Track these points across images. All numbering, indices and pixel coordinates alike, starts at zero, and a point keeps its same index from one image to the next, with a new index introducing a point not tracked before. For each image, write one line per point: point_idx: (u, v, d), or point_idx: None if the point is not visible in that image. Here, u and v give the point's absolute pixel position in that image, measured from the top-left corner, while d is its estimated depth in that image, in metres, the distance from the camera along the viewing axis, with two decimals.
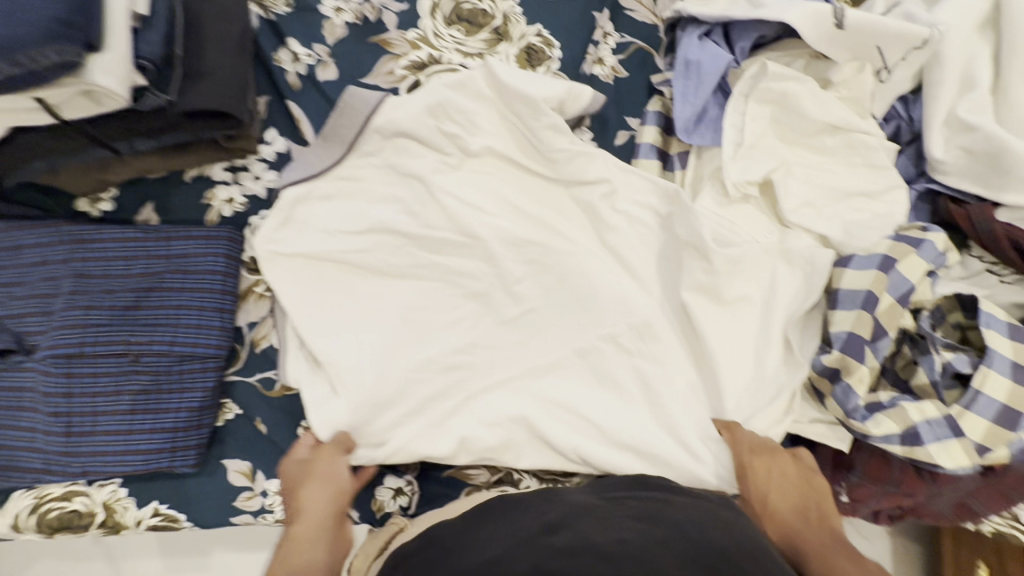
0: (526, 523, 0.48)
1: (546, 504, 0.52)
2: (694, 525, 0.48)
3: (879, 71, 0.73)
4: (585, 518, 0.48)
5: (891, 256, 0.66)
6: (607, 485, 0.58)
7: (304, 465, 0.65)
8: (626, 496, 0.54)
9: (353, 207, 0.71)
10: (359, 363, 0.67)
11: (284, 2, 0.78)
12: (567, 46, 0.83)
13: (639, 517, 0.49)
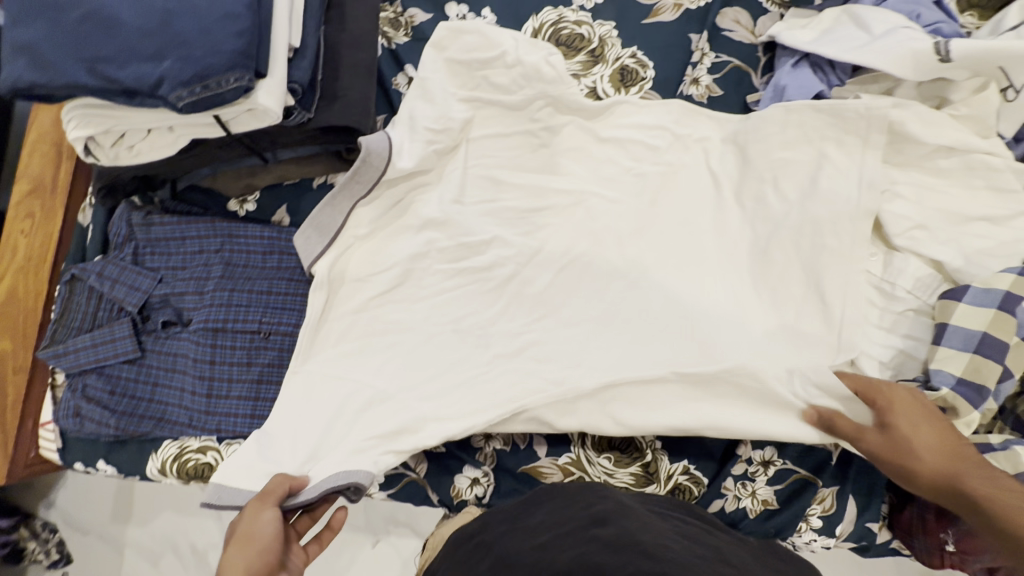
0: (577, 517, 0.57)
1: (601, 504, 0.60)
2: (732, 554, 0.52)
3: (1005, 90, 0.67)
4: (635, 523, 0.55)
5: (1015, 294, 0.59)
6: (658, 502, 0.64)
7: (264, 535, 0.60)
8: (678, 521, 0.59)
9: (392, 338, 0.77)
10: (408, 368, 0.75)
11: (403, 33, 0.88)
12: (661, 67, 0.86)
13: (687, 538, 0.54)
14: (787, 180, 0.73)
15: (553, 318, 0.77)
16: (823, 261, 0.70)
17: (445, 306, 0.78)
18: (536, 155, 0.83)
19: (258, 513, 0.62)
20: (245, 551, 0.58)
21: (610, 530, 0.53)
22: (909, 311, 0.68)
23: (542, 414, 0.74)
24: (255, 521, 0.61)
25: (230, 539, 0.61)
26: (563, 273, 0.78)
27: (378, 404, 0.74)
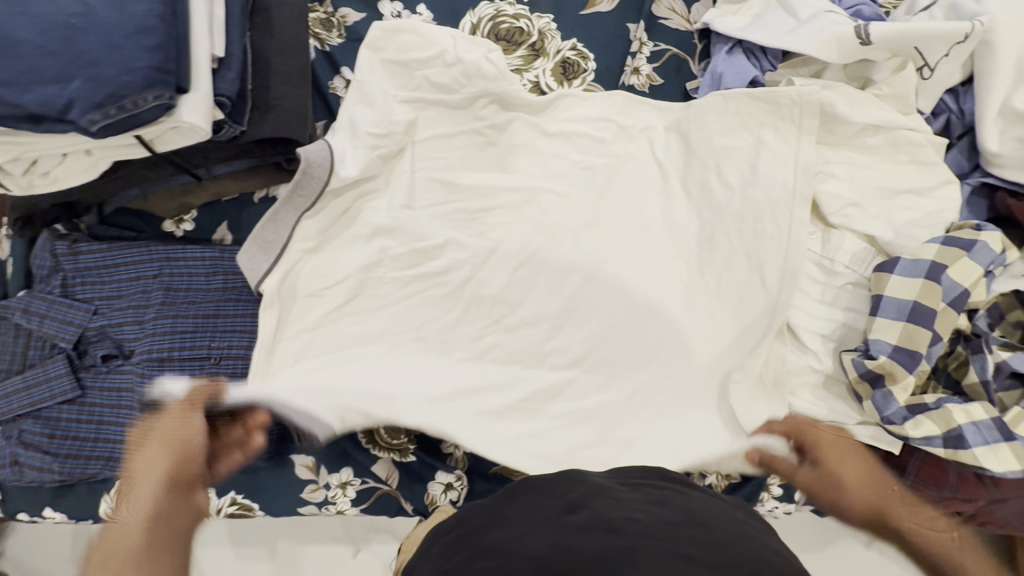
0: (550, 505, 0.57)
1: (575, 487, 0.60)
2: (709, 516, 0.53)
3: (920, 69, 0.71)
4: (609, 502, 0.55)
5: (939, 263, 0.62)
6: (633, 472, 0.64)
7: (182, 457, 0.63)
8: (652, 487, 0.59)
9: (350, 350, 0.75)
10: (370, 382, 0.74)
11: (337, 34, 0.85)
12: (601, 58, 0.86)
13: (657, 506, 0.54)
14: (729, 165, 0.76)
15: (514, 319, 0.77)
16: (766, 245, 0.73)
17: (404, 314, 0.77)
18: (483, 152, 0.82)
19: (186, 418, 0.66)
20: (170, 453, 0.63)
21: (583, 516, 0.53)
22: (847, 285, 0.72)
23: (510, 414, 0.75)
24: (186, 425, 0.65)
25: (160, 428, 0.65)
26: (520, 273, 0.78)
27: (345, 421, 0.72)
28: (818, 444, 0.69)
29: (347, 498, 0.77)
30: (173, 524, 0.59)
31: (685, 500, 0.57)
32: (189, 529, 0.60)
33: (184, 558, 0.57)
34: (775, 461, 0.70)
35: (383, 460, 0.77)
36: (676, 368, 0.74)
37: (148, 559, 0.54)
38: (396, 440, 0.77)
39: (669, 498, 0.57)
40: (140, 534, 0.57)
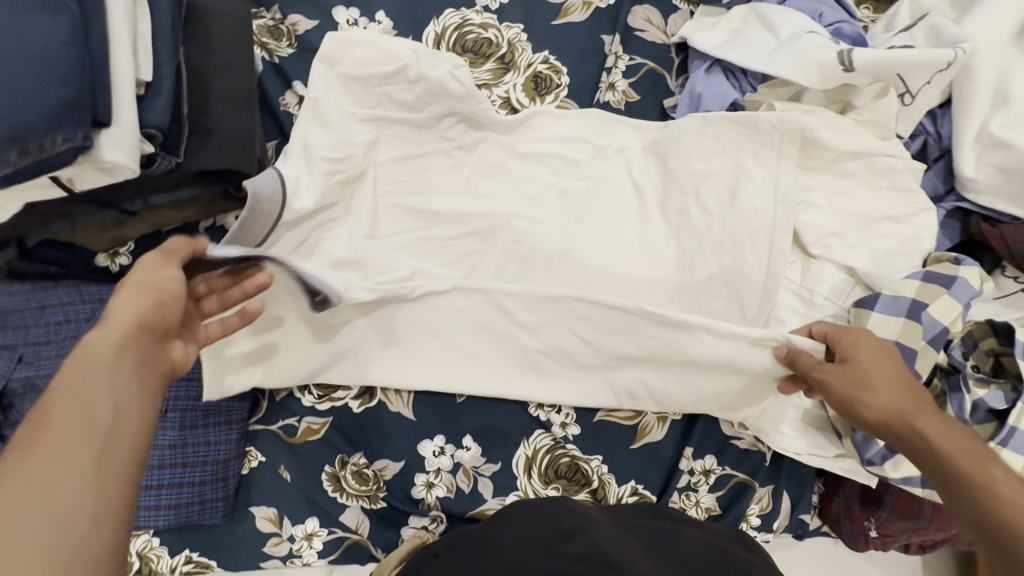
0: (541, 533, 0.55)
1: (568, 517, 0.58)
2: (706, 562, 0.51)
3: (901, 95, 0.69)
4: (603, 535, 0.53)
5: (920, 301, 0.61)
6: (629, 513, 0.62)
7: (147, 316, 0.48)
8: (649, 530, 0.57)
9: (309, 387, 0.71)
10: None
11: (287, 44, 0.77)
12: (576, 72, 0.81)
13: (653, 551, 0.52)
14: (708, 192, 0.73)
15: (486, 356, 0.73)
16: (745, 275, 0.70)
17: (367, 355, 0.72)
18: (450, 175, 0.77)
19: (158, 268, 0.51)
20: (142, 300, 0.48)
21: (575, 545, 0.52)
22: (827, 317, 0.70)
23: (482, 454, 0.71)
24: (155, 274, 0.50)
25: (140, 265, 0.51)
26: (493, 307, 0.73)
27: None
28: (856, 343, 0.60)
29: (313, 550, 0.72)
30: (137, 394, 0.45)
31: (679, 543, 0.55)
32: (156, 404, 0.46)
33: (141, 416, 0.44)
34: (799, 356, 0.63)
35: (352, 508, 0.73)
36: (655, 403, 0.72)
37: (87, 428, 0.40)
38: (365, 486, 0.73)
39: (666, 541, 0.55)
40: (81, 376, 0.42)
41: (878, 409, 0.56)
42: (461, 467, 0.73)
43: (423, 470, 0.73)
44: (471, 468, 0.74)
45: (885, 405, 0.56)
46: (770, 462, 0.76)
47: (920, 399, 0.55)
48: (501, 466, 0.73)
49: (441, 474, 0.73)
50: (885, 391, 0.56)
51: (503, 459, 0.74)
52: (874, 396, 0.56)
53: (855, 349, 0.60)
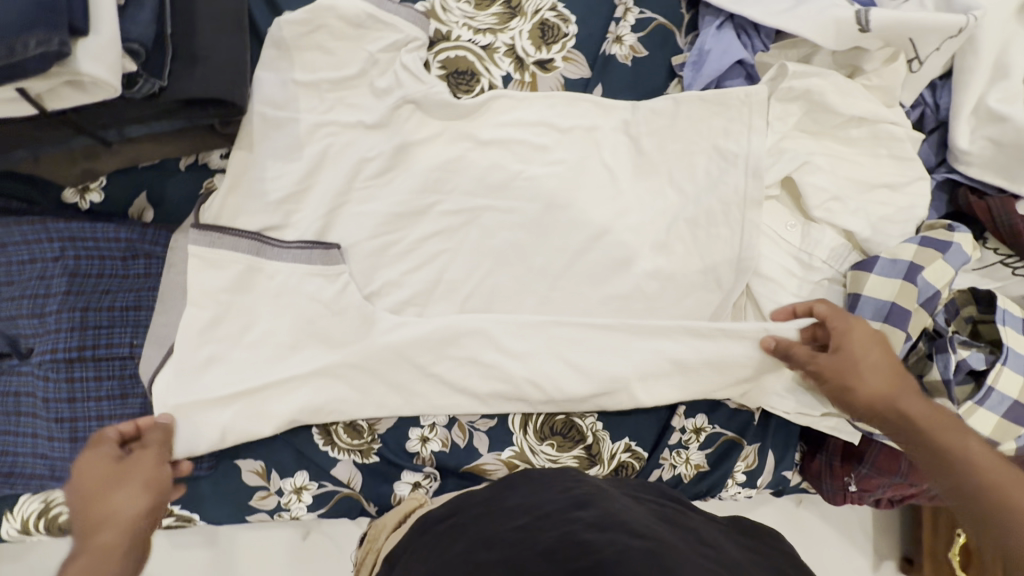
0: (552, 500, 0.55)
1: (580, 487, 0.58)
2: (721, 542, 0.51)
3: (910, 61, 0.69)
4: (618, 509, 0.53)
5: (917, 264, 0.63)
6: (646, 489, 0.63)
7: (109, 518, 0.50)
8: (665, 508, 0.58)
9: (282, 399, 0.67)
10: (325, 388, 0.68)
11: None
12: (583, 21, 0.78)
13: (669, 523, 0.53)
14: (709, 155, 0.73)
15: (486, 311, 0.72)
16: (718, 249, 0.73)
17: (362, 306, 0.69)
18: (452, 118, 0.74)
19: (109, 499, 0.51)
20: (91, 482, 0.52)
21: (592, 513, 0.51)
22: (824, 281, 0.72)
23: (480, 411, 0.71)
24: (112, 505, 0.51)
25: (73, 506, 0.51)
26: None
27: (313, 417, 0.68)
28: (848, 331, 0.63)
29: (302, 504, 0.71)
30: None
31: (688, 519, 0.56)
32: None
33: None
34: (793, 351, 0.65)
35: (343, 463, 0.71)
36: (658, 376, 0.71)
37: None
38: (358, 440, 0.71)
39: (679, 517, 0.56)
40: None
41: (872, 394, 0.60)
42: (456, 422, 0.73)
43: (417, 425, 0.72)
44: (466, 422, 0.73)
45: (878, 390, 0.60)
46: (759, 421, 0.78)
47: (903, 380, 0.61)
48: (497, 422, 0.73)
49: (436, 429, 0.72)
50: (880, 374, 0.60)
51: (499, 416, 0.73)
52: (866, 382, 0.60)
53: (845, 327, 0.63)
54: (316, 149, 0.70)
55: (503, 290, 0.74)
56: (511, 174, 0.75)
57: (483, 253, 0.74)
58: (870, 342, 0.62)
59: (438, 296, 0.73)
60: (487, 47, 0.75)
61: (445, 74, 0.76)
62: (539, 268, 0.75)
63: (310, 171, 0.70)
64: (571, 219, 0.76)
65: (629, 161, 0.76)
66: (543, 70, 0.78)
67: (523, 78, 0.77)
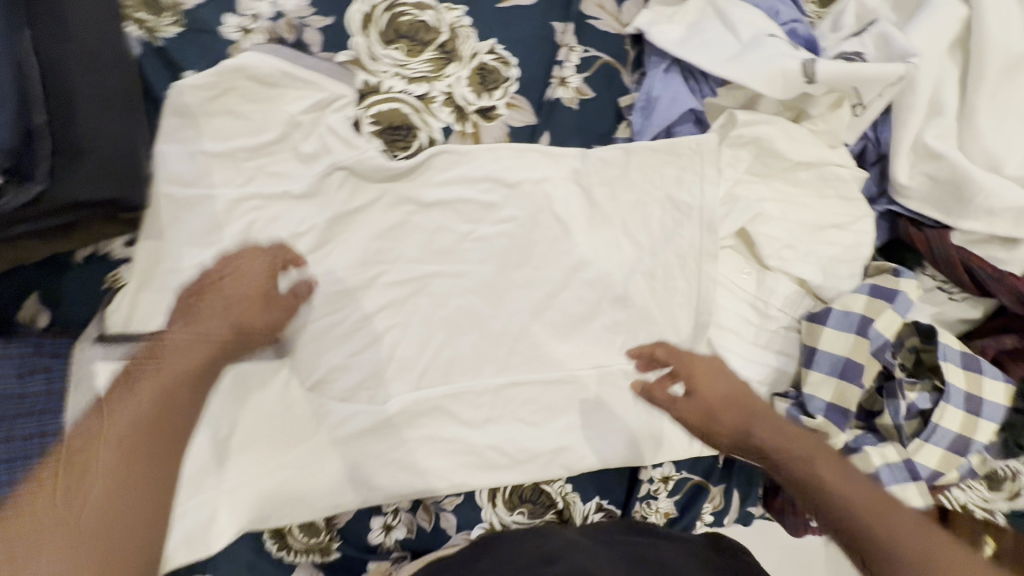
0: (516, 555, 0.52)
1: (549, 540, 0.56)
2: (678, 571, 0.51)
3: (854, 106, 0.69)
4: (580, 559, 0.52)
5: (866, 318, 0.65)
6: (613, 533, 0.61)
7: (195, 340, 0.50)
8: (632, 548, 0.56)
9: (227, 512, 0.61)
10: (273, 491, 0.63)
11: (170, 22, 0.62)
12: (525, 64, 0.73)
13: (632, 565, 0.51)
14: (664, 204, 0.71)
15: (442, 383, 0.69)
16: (676, 302, 0.72)
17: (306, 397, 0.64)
18: (390, 182, 0.67)
19: (261, 315, 0.53)
20: (239, 279, 0.53)
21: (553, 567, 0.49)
22: (781, 328, 0.72)
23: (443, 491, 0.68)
24: (257, 314, 0.53)
25: (229, 293, 0.52)
26: None
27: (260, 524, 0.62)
28: (693, 368, 0.61)
29: None
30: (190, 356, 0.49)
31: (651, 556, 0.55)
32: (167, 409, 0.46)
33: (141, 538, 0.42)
34: (654, 392, 0.61)
35: (302, 566, 0.66)
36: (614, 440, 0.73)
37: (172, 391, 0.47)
38: (315, 539, 0.66)
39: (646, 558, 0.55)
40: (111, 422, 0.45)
41: (730, 431, 0.59)
42: (421, 504, 0.69)
43: (380, 512, 0.68)
44: (431, 504, 0.70)
45: (726, 424, 0.59)
46: (722, 464, 0.79)
47: (764, 407, 0.60)
48: (463, 499, 0.71)
49: (399, 514, 0.68)
50: (732, 408, 0.59)
51: (465, 493, 0.71)
52: (721, 421, 0.59)
53: (683, 374, 0.61)
54: (236, 229, 0.62)
55: (458, 360, 0.70)
56: (457, 236, 0.70)
57: (434, 324, 0.70)
58: (717, 378, 0.60)
59: (389, 376, 0.68)
60: (423, 99, 0.69)
61: (379, 130, 0.68)
62: (495, 334, 0.72)
63: None
64: (524, 279, 0.72)
65: (581, 211, 0.73)
66: (486, 118, 0.72)
67: (464, 129, 0.71)
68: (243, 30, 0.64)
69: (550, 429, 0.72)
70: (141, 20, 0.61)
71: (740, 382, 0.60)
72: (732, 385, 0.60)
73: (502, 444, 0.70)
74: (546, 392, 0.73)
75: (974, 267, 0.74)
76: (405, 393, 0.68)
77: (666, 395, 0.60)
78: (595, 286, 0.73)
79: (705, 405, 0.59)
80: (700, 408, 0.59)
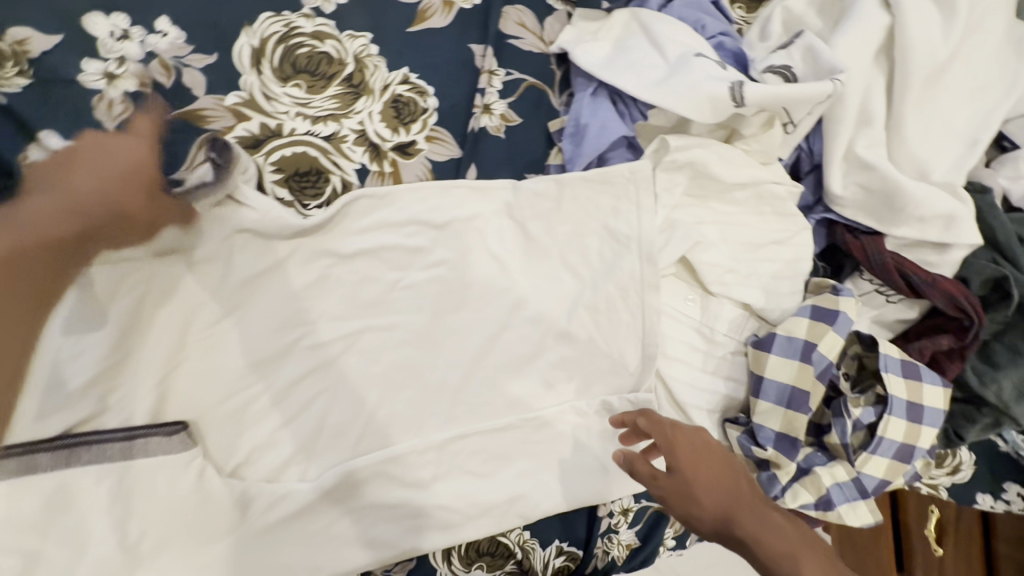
0: None
1: None
2: None
3: (785, 124, 0.67)
4: None
5: (809, 343, 0.64)
6: None
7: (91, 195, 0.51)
8: None
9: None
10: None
11: (16, 73, 0.53)
12: (443, 92, 0.67)
13: None
14: (602, 235, 0.68)
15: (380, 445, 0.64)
16: (621, 335, 0.69)
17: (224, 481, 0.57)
18: (303, 237, 0.61)
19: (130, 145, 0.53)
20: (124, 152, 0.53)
21: None
22: (727, 353, 0.70)
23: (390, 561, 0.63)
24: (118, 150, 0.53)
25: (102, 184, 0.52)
26: None
27: None
28: (673, 442, 0.58)
29: None
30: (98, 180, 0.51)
31: None
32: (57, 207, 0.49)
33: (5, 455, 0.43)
34: (636, 466, 0.59)
35: None
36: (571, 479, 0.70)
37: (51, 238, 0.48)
38: None
39: None
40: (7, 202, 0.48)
41: (712, 515, 0.55)
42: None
43: None
44: (381, 573, 0.65)
45: (711, 509, 0.55)
46: None
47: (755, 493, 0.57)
48: (415, 564, 0.66)
49: None
50: (711, 478, 0.57)
51: (417, 557, 0.66)
52: (700, 501, 0.56)
53: (664, 450, 0.58)
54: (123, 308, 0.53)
55: (397, 420, 0.65)
56: (384, 286, 0.65)
57: (368, 385, 0.64)
58: (699, 451, 0.58)
59: (322, 447, 0.62)
60: (331, 140, 0.62)
61: (284, 178, 0.61)
62: (435, 387, 0.67)
63: (120, 338, 0.53)
64: (461, 325, 0.67)
65: (517, 248, 0.68)
66: (406, 155, 0.66)
67: (382, 169, 0.65)
68: (108, 76, 0.56)
69: (502, 479, 0.69)
70: None
71: (722, 450, 0.58)
72: (711, 459, 0.57)
73: (451, 502, 0.66)
74: (495, 441, 0.69)
75: (908, 272, 0.74)
76: (342, 464, 0.63)
77: (643, 467, 0.58)
78: (538, 325, 0.69)
79: (683, 491, 0.56)
80: (681, 484, 0.56)
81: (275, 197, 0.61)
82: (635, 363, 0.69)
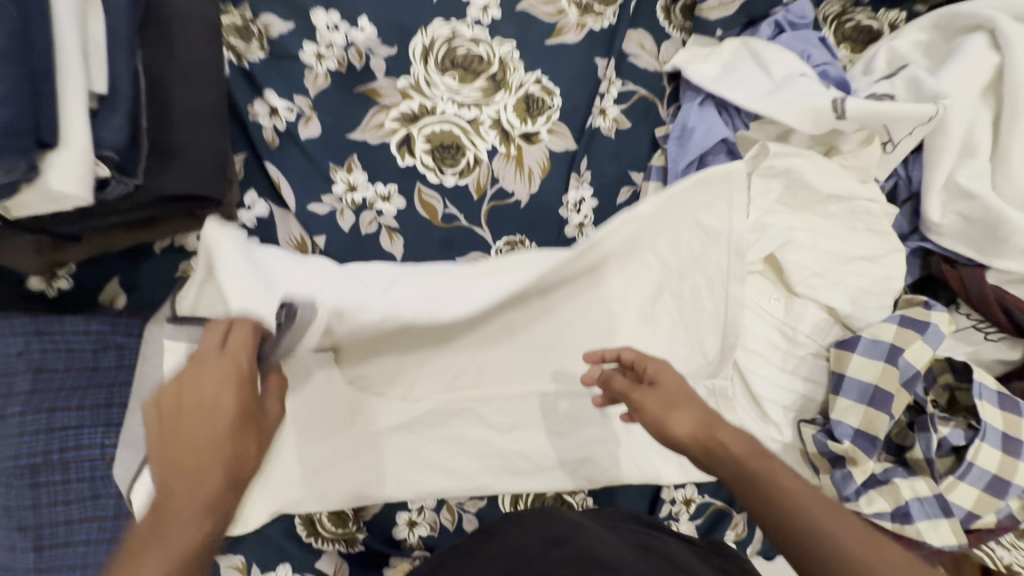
0: (533, 538, 0.53)
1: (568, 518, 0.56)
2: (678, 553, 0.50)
3: (885, 143, 0.72)
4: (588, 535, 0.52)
5: (897, 346, 0.66)
6: (611, 514, 0.61)
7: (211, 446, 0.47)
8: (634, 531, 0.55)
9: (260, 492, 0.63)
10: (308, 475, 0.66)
11: (258, 47, 0.71)
12: (568, 94, 0.78)
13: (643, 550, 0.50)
14: (697, 228, 0.74)
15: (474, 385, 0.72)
16: (703, 323, 0.74)
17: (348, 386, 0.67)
18: (437, 197, 0.74)
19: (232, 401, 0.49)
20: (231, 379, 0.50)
21: (570, 550, 0.49)
22: (808, 355, 0.72)
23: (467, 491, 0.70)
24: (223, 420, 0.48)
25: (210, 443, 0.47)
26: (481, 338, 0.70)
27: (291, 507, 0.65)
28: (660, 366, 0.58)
29: None
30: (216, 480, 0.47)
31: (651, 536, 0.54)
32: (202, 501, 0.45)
33: None
34: (615, 383, 0.59)
35: (329, 554, 0.69)
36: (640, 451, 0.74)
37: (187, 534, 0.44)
38: (343, 528, 0.69)
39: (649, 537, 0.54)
40: (154, 537, 0.43)
41: (687, 436, 0.54)
42: (445, 504, 0.71)
43: (405, 509, 0.71)
44: (454, 504, 0.72)
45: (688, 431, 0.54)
46: None
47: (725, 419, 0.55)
48: (486, 502, 0.72)
49: (424, 512, 0.71)
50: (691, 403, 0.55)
51: (488, 497, 0.72)
52: (681, 421, 0.54)
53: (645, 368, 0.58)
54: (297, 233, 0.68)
55: (490, 366, 0.73)
56: (494, 248, 0.75)
57: None
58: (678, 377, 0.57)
59: (424, 377, 0.71)
60: (472, 121, 0.75)
61: (430, 149, 0.74)
62: (526, 343, 0.74)
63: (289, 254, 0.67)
64: None
65: None
66: (529, 142, 0.77)
67: (508, 151, 0.76)
68: (318, 55, 0.72)
69: (575, 440, 0.74)
70: (234, 45, 0.70)
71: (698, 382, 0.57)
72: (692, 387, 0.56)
73: (526, 451, 0.72)
74: (573, 404, 0.74)
75: (1010, 306, 0.73)
76: (438, 394, 0.71)
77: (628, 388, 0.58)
78: (626, 303, 0.75)
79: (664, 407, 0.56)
80: (667, 403, 0.56)
81: (421, 162, 0.74)
82: (714, 352, 0.73)
